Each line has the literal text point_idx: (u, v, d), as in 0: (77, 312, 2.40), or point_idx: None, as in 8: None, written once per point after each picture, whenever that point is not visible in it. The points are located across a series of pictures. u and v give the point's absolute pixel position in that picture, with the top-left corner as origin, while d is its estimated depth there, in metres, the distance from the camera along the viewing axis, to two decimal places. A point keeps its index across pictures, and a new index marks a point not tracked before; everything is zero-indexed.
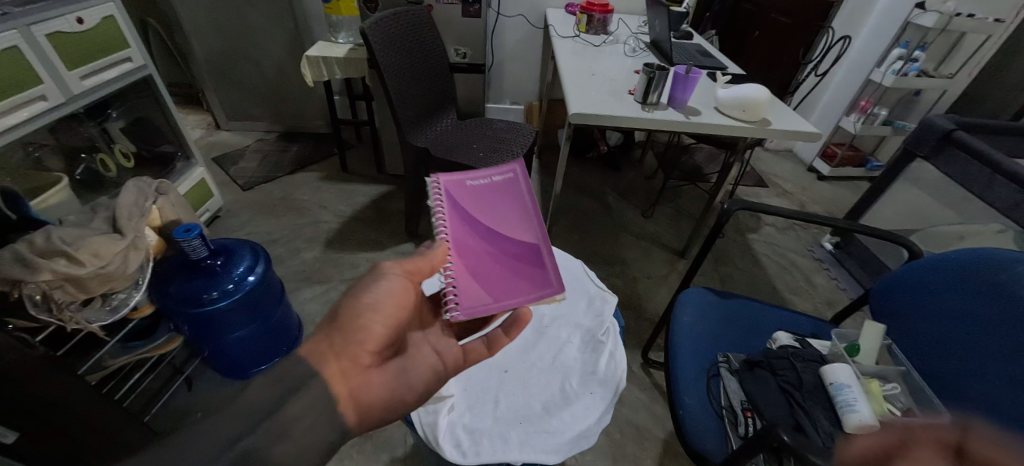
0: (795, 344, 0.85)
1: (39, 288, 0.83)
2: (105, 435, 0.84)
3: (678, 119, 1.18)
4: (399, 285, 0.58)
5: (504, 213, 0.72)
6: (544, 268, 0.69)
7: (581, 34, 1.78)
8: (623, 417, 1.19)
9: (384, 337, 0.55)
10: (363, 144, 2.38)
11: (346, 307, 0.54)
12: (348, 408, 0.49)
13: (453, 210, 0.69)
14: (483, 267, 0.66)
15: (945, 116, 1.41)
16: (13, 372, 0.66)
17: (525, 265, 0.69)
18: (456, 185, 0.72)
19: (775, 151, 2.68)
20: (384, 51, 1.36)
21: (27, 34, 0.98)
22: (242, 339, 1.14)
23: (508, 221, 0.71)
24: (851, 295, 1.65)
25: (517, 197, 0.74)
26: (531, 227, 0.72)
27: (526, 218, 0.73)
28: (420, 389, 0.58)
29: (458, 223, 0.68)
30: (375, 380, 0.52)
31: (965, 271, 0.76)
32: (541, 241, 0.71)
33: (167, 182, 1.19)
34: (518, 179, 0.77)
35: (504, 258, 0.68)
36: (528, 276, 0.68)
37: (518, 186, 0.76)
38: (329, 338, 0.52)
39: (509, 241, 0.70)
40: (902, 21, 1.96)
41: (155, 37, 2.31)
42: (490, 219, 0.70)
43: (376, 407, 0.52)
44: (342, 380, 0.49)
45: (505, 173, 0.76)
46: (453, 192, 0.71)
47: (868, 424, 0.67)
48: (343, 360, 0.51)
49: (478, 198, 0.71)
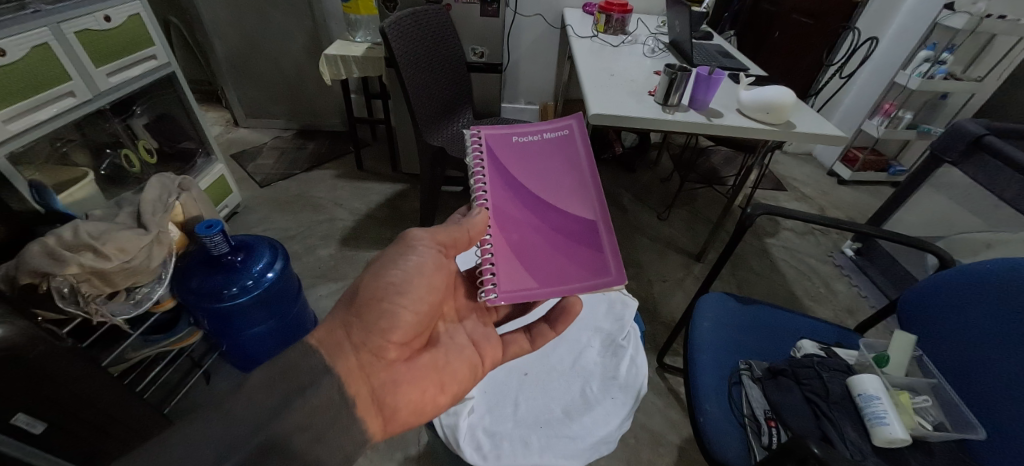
0: (820, 353, 0.84)
1: (67, 281, 0.84)
2: (124, 423, 0.84)
3: (698, 122, 1.16)
4: (426, 267, 0.60)
5: (555, 178, 0.69)
6: (601, 251, 0.67)
7: (599, 34, 1.76)
8: (638, 423, 1.17)
9: (408, 330, 0.57)
10: (378, 142, 2.39)
11: (367, 291, 0.56)
12: (371, 409, 0.51)
13: (495, 171, 0.68)
14: (525, 241, 0.66)
15: (975, 120, 1.36)
16: (40, 364, 0.66)
17: (576, 244, 0.67)
18: (504, 140, 0.70)
19: (795, 154, 2.64)
20: (403, 50, 1.37)
21: (56, 31, 1.00)
22: (259, 335, 1.15)
23: (558, 188, 0.69)
24: (873, 303, 1.61)
25: (571, 160, 0.71)
26: (586, 202, 0.69)
27: (581, 185, 0.70)
28: (452, 389, 0.61)
29: (500, 188, 0.67)
30: (399, 377, 0.56)
31: (1003, 280, 0.73)
32: (598, 218, 0.68)
33: (189, 178, 1.21)
34: (573, 136, 0.72)
35: (550, 233, 0.67)
36: (578, 258, 0.67)
37: (573, 145, 0.71)
38: (346, 328, 0.54)
39: (558, 215, 0.68)
40: (930, 22, 1.91)
41: (176, 35, 2.35)
42: (537, 185, 0.68)
43: (402, 411, 0.54)
44: (364, 376, 0.52)
45: (560, 129, 0.72)
46: (495, 149, 0.69)
47: (899, 437, 0.65)
48: (365, 354, 0.53)
49: (523, 158, 0.69)
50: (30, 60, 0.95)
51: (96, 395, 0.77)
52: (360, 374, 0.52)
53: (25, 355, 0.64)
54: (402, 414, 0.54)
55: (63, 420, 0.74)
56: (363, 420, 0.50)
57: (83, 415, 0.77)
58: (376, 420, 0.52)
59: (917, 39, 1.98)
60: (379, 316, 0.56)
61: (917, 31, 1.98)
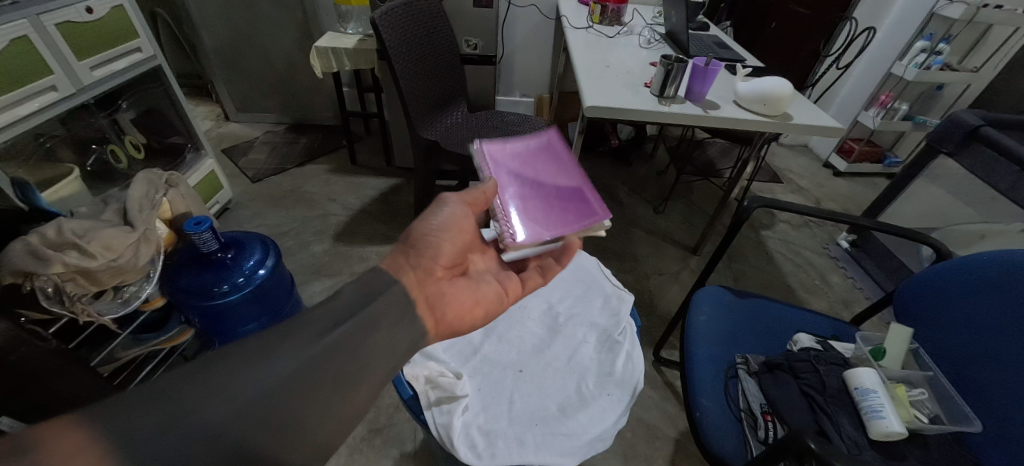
0: (817, 347, 0.83)
1: (52, 281, 0.82)
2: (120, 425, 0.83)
3: (694, 113, 1.15)
4: (457, 215, 0.64)
5: (545, 167, 0.72)
6: (589, 202, 0.69)
7: (595, 25, 1.73)
8: (634, 416, 1.18)
9: (450, 257, 0.62)
10: (372, 136, 2.37)
11: (415, 229, 0.60)
12: (426, 312, 0.55)
13: (496, 166, 0.70)
14: (530, 207, 0.66)
15: (972, 111, 1.35)
16: (23, 367, 0.65)
17: (572, 203, 0.68)
18: (502, 148, 0.72)
19: (790, 145, 2.63)
20: (395, 40, 1.34)
21: (37, 25, 0.97)
22: (252, 332, 1.13)
23: (550, 170, 0.72)
24: (868, 295, 1.61)
25: (555, 155, 0.75)
26: (572, 173, 0.72)
27: (565, 167, 0.74)
28: (485, 310, 0.65)
29: (502, 175, 0.69)
30: (445, 292, 0.60)
31: (1001, 274, 0.73)
32: (584, 182, 0.71)
33: (176, 174, 1.20)
34: (552, 140, 0.77)
35: (550, 198, 0.68)
36: (576, 212, 0.67)
37: (554, 145, 0.76)
38: (405, 256, 0.58)
39: (552, 184, 0.70)
40: (927, 12, 1.89)
41: (164, 27, 2.31)
42: (531, 170, 0.71)
43: (450, 318, 0.58)
44: (419, 287, 0.56)
45: (541, 137, 0.77)
46: (493, 151, 0.72)
47: (896, 431, 0.65)
48: (418, 272, 0.57)
49: (518, 157, 0.72)
50: (10, 53, 0.93)
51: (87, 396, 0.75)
52: (417, 287, 0.55)
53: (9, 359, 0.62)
54: (450, 321, 0.58)
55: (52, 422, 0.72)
56: (420, 318, 0.53)
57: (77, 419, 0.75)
58: (430, 321, 0.55)
59: (913, 29, 1.96)
60: (427, 245, 0.60)
61: (912, 21, 1.95)
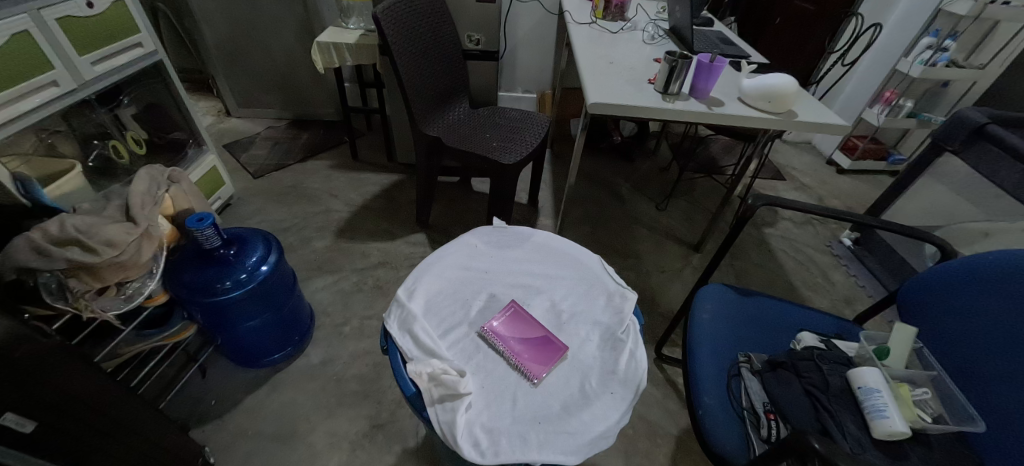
0: (820, 346, 0.83)
1: (55, 277, 0.84)
2: (128, 425, 0.78)
3: (698, 110, 1.14)
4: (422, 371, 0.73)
5: (526, 328, 0.80)
6: (557, 348, 0.78)
7: (599, 20, 1.72)
8: (636, 414, 1.18)
9: None
10: (374, 132, 2.36)
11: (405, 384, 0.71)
12: None
13: (503, 338, 0.78)
14: (522, 358, 0.75)
15: (978, 108, 1.34)
16: (28, 363, 0.60)
17: (545, 350, 0.77)
18: (499, 323, 0.81)
19: (794, 142, 2.62)
20: (397, 35, 1.34)
21: (36, 18, 0.97)
22: (255, 329, 1.14)
23: (526, 329, 0.80)
24: (871, 294, 1.61)
25: (529, 320, 0.82)
26: (537, 325, 0.81)
27: (535, 324, 0.81)
28: (463, 434, 0.65)
29: (506, 343, 0.77)
30: None
31: (1005, 275, 0.73)
32: (549, 331, 0.80)
33: (178, 170, 1.20)
34: (518, 308, 0.84)
35: (529, 352, 0.76)
36: (547, 358, 0.76)
37: (523, 312, 0.83)
38: None
39: (527, 342, 0.78)
40: (933, 8, 1.87)
41: (165, 22, 2.30)
42: (514, 334, 0.79)
43: None
44: None
45: (509, 309, 0.84)
46: (496, 328, 0.80)
47: (898, 430, 0.65)
48: None
49: (510, 325, 0.81)
50: (12, 49, 0.93)
51: (93, 392, 0.70)
52: None
53: (12, 354, 0.58)
54: None
55: (63, 424, 0.66)
56: None
57: (89, 418, 0.70)
58: None
59: (919, 25, 1.94)
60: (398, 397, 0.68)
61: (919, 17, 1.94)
